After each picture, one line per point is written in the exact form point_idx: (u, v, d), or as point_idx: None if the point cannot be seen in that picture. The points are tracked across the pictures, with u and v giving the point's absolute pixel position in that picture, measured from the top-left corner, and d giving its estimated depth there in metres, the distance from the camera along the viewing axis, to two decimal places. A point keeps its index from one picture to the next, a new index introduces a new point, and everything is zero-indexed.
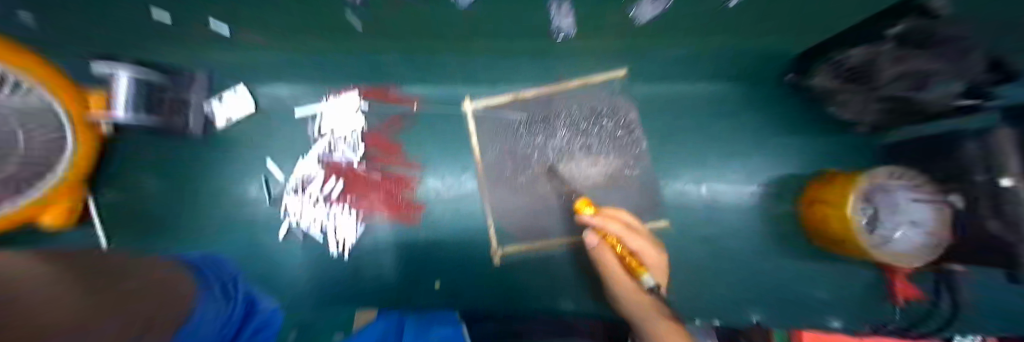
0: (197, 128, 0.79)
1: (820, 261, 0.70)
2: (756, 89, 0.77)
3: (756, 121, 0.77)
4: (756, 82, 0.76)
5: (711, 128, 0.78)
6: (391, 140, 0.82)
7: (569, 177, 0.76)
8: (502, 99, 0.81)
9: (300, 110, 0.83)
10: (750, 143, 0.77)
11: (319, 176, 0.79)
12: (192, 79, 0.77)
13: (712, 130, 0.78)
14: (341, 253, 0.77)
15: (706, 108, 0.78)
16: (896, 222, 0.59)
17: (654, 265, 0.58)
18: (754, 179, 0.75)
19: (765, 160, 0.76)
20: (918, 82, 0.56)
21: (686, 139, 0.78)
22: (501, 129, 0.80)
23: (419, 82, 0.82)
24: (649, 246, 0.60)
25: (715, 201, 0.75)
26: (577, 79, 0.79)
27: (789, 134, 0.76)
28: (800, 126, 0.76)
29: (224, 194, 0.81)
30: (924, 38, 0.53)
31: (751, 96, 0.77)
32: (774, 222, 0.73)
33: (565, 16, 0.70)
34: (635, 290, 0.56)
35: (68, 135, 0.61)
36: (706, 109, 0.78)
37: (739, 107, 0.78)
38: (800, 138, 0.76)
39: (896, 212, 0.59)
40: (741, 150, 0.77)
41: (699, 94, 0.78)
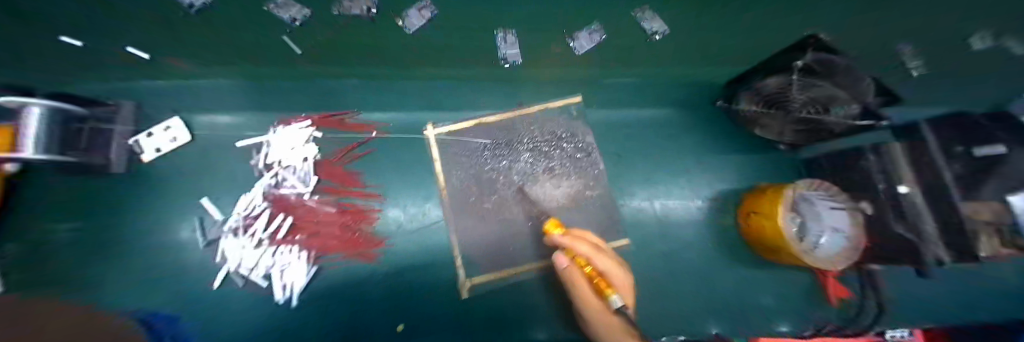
0: (118, 165, 0.70)
1: (766, 269, 0.75)
2: (694, 113, 0.86)
3: (698, 141, 0.85)
4: (693, 106, 0.85)
5: (660, 149, 0.84)
6: (346, 170, 0.78)
7: (535, 200, 0.77)
8: (465, 125, 0.81)
9: (243, 142, 0.77)
10: (694, 161, 0.84)
11: (263, 213, 0.72)
12: (117, 108, 0.71)
13: (661, 151, 0.84)
14: (289, 297, 0.69)
15: (654, 130, 0.85)
16: (819, 229, 0.68)
17: (621, 284, 0.57)
18: (702, 194, 0.81)
19: (709, 177, 0.83)
20: (825, 106, 0.66)
21: (639, 159, 0.83)
22: (464, 155, 0.80)
23: (378, 110, 0.81)
24: (616, 266, 0.60)
25: (669, 217, 0.79)
26: (536, 105, 0.83)
27: (727, 152, 0.85)
28: (735, 145, 0.85)
29: (142, 239, 0.70)
30: (822, 67, 0.65)
31: (691, 119, 0.86)
32: (723, 234, 0.78)
33: (511, 45, 0.74)
34: (602, 312, 0.55)
35: None
36: (654, 131, 0.85)
37: (682, 130, 0.85)
38: (736, 156, 0.84)
39: (817, 219, 0.68)
40: (688, 168, 0.84)
41: (646, 118, 0.85)
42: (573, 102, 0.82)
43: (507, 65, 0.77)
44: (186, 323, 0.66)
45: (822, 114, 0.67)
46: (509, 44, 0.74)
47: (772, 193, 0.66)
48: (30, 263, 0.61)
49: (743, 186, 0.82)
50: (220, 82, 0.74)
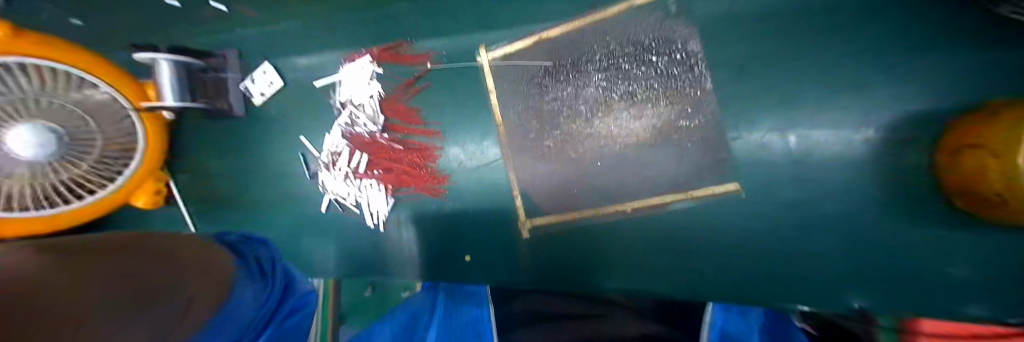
0: (239, 108, 0.84)
1: (976, 232, 0.50)
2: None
3: (899, 32, 0.51)
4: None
5: (818, 51, 0.55)
6: (409, 107, 0.76)
7: (606, 134, 0.63)
8: (522, 46, 0.67)
9: (321, 82, 0.81)
10: (882, 66, 0.52)
11: (345, 150, 0.77)
12: (224, 58, 0.82)
13: (819, 54, 0.55)
14: (377, 223, 0.79)
15: (812, 22, 0.54)
16: None
17: None
18: (879, 121, 0.53)
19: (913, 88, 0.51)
20: None
21: (775, 72, 0.56)
22: (521, 83, 0.68)
23: (429, 37, 0.72)
24: None
25: (811, 156, 0.57)
26: (616, 5, 0.61)
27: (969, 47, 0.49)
28: None
29: (269, 172, 0.87)
30: None
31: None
32: (907, 181, 0.52)
33: None
34: None
35: (140, 127, 0.70)
36: (814, 24, 0.55)
37: (875, 13, 0.52)
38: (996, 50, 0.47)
39: None
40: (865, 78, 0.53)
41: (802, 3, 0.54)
42: None
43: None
44: (312, 238, 0.84)
45: None
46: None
47: (1004, 111, 0.39)
48: (219, 185, 0.89)
49: None
50: (294, 25, 0.78)
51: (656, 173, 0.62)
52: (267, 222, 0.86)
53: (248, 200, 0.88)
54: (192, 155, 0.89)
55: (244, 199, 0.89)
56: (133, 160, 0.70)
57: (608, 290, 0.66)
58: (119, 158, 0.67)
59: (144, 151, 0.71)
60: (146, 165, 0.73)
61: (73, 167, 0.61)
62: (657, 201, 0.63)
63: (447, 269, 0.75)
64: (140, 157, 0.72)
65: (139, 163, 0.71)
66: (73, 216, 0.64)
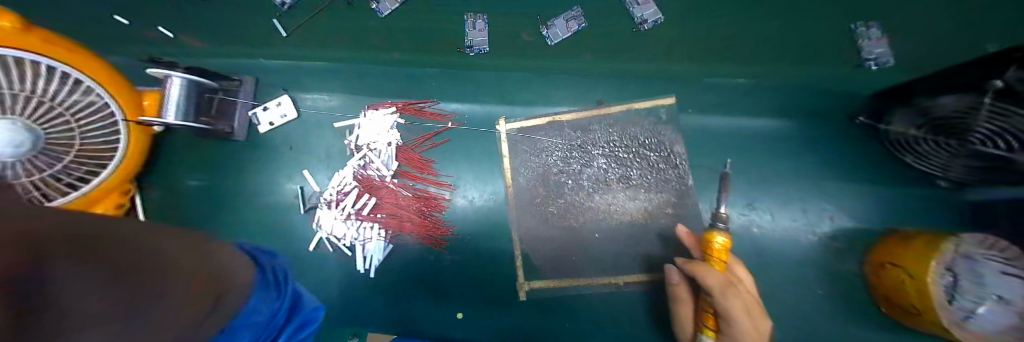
0: (240, 133, 0.79)
1: (885, 328, 0.62)
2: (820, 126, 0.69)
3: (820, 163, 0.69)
4: (827, 120, 0.69)
5: (766, 168, 0.71)
6: (422, 157, 0.80)
7: (604, 210, 0.71)
8: (538, 123, 0.77)
9: (340, 123, 0.82)
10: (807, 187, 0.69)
11: (352, 192, 0.77)
12: (240, 83, 0.78)
13: (766, 170, 0.71)
14: (368, 269, 0.75)
15: (763, 146, 0.71)
16: (978, 294, 0.50)
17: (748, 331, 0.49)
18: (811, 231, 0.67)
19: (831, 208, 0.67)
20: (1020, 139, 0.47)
21: (739, 179, 0.70)
22: (533, 153, 0.76)
23: (454, 100, 0.80)
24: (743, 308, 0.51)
25: (770, 251, 0.68)
26: (620, 105, 0.74)
27: (862, 183, 0.68)
28: (867, 173, 0.68)
29: (257, 200, 0.82)
30: None
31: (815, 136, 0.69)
32: (832, 280, 0.66)
33: (479, 31, 0.73)
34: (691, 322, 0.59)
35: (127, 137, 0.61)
36: (766, 147, 0.71)
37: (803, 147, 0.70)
38: (870, 184, 0.68)
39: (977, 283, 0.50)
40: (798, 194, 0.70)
41: (757, 130, 0.71)
42: (663, 104, 0.71)
43: (473, 54, 0.74)
44: None
45: (1010, 153, 0.49)
46: (477, 30, 0.73)
47: (917, 248, 0.52)
48: (194, 208, 0.82)
49: (877, 226, 0.66)
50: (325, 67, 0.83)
51: (646, 251, 0.69)
52: None
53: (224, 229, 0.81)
54: (170, 173, 0.82)
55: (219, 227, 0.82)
56: (113, 160, 0.60)
57: None
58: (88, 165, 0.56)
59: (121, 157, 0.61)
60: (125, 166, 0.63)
61: (33, 172, 0.51)
62: (647, 278, 0.69)
63: (435, 324, 0.73)
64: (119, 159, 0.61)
65: (119, 162, 0.61)
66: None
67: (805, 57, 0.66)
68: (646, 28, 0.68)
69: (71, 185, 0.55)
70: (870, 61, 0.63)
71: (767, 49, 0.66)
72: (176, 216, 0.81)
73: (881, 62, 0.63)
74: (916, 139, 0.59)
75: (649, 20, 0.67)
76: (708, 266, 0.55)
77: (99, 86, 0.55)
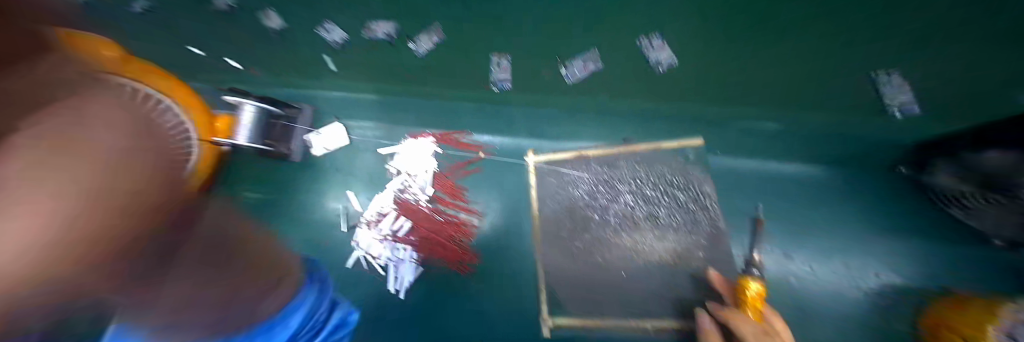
0: (297, 154, 0.86)
1: None
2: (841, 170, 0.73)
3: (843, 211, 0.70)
4: (848, 166, 0.72)
5: (792, 213, 0.71)
6: (456, 184, 0.85)
7: (631, 246, 0.72)
8: (566, 156, 0.81)
9: (385, 149, 0.90)
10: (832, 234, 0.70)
11: (391, 214, 0.83)
12: (298, 110, 0.86)
13: (793, 215, 0.71)
14: (398, 289, 0.75)
15: (787, 191, 0.73)
16: None
17: None
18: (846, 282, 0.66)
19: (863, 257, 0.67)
20: None
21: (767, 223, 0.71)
22: (560, 186, 0.80)
23: (488, 133, 0.87)
24: None
25: (811, 302, 0.64)
26: (647, 144, 0.77)
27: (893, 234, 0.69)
28: (896, 225, 0.69)
29: (301, 215, 0.87)
30: None
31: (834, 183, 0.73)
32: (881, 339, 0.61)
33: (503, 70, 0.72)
34: None
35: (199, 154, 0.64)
36: (790, 194, 0.73)
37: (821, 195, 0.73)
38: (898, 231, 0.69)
39: None
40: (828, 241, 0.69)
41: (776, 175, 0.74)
42: (691, 145, 0.75)
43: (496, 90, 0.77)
44: None
45: None
46: (501, 69, 0.72)
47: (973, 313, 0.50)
48: None
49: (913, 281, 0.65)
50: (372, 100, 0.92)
51: (680, 293, 0.67)
52: None
53: None
54: None
55: None
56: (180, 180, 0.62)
57: None
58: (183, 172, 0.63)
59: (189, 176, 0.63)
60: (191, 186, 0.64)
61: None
62: (687, 324, 0.64)
63: None
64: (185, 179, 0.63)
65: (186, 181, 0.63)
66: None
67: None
68: (660, 70, 0.63)
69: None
70: (893, 107, 0.60)
71: (793, 96, 0.69)
72: None
73: (905, 108, 0.59)
74: (965, 191, 0.59)
75: (664, 63, 0.61)
76: (743, 314, 0.53)
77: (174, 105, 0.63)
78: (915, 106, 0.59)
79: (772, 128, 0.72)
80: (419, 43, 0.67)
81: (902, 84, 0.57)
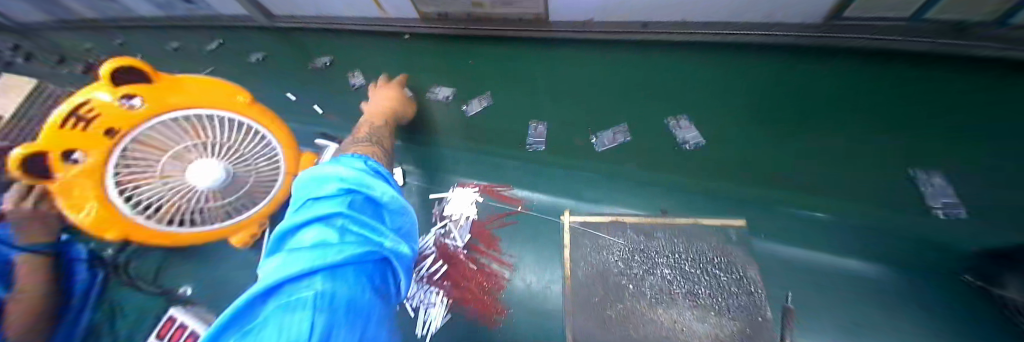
0: None
1: None
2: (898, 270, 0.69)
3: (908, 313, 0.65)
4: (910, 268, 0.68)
5: (846, 309, 0.67)
6: (492, 234, 0.90)
7: (669, 325, 0.67)
8: (602, 221, 0.83)
9: (436, 193, 0.97)
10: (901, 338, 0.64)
11: (430, 256, 0.88)
12: None
13: (847, 311, 0.67)
14: (423, 335, 0.78)
15: (838, 283, 0.70)
16: None
17: None
18: None
19: None
20: None
21: (815, 315, 0.67)
22: (594, 249, 0.80)
23: (528, 189, 0.93)
24: None
25: None
26: (684, 218, 0.79)
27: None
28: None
29: None
30: None
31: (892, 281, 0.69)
32: None
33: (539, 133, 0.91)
34: None
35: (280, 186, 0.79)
36: (839, 285, 0.70)
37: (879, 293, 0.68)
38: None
39: None
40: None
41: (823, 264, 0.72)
42: (734, 225, 0.75)
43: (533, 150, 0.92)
44: None
45: None
46: (539, 132, 0.91)
47: None
48: None
49: None
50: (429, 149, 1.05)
51: None
52: None
53: None
54: None
55: None
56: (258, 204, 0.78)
57: None
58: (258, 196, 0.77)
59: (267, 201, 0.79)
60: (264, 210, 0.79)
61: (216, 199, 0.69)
62: None
63: None
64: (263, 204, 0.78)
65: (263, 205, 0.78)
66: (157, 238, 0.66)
67: (879, 200, 0.70)
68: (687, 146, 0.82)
69: (230, 213, 0.74)
70: (939, 209, 0.64)
71: (831, 185, 0.73)
72: None
73: (952, 213, 0.64)
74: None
75: (691, 141, 0.80)
76: None
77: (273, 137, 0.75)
78: (960, 208, 0.63)
79: (815, 215, 0.74)
80: (472, 106, 0.95)
81: (946, 188, 0.65)
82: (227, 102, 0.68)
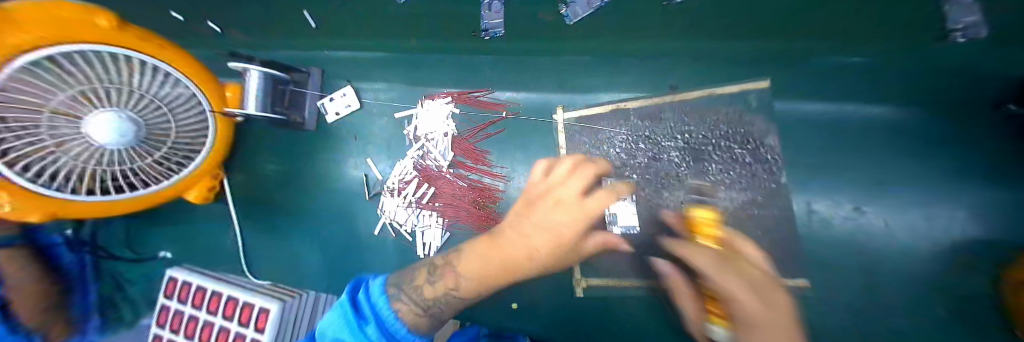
0: (310, 123, 0.84)
1: None
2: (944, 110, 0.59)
3: (932, 152, 0.59)
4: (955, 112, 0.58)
5: (868, 163, 0.62)
6: (478, 148, 0.79)
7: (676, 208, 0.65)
8: (600, 111, 0.72)
9: (400, 112, 0.84)
10: (918, 179, 0.59)
11: (412, 181, 0.79)
12: (308, 75, 0.81)
13: (868, 166, 0.62)
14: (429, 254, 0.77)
15: (869, 134, 0.61)
16: None
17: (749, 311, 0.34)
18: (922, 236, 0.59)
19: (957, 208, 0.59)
20: None
21: (831, 173, 0.63)
22: (594, 144, 0.72)
23: (510, 88, 0.78)
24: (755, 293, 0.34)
25: (874, 256, 0.60)
26: (697, 91, 0.67)
27: None
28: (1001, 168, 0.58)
29: (333, 184, 0.86)
30: None
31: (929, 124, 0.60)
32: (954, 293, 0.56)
33: (495, 13, 0.68)
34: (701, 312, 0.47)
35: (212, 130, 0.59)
36: (868, 136, 0.61)
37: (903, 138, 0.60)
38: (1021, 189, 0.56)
39: None
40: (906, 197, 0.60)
41: (859, 119, 0.62)
42: (755, 88, 0.64)
43: (488, 37, 0.73)
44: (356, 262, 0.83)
45: None
46: (494, 12, 0.68)
47: None
48: (264, 192, 0.87)
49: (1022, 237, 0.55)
50: (379, 56, 0.82)
51: None
52: (310, 239, 0.85)
53: (296, 212, 0.87)
54: (249, 157, 0.88)
55: (294, 210, 0.87)
56: (199, 154, 0.58)
57: None
58: (183, 150, 0.55)
59: (209, 150, 0.60)
60: (208, 162, 0.61)
61: (138, 158, 0.49)
62: None
63: (490, 315, 0.72)
64: (205, 152, 0.60)
65: (205, 155, 0.60)
66: (81, 212, 0.50)
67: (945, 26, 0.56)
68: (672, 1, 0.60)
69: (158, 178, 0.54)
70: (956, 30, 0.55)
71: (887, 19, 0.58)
72: (249, 199, 0.87)
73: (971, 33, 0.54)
74: None
75: None
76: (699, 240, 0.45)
77: (185, 77, 0.51)
78: (985, 28, 0.53)
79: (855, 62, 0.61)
80: None
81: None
82: (82, 24, 0.40)
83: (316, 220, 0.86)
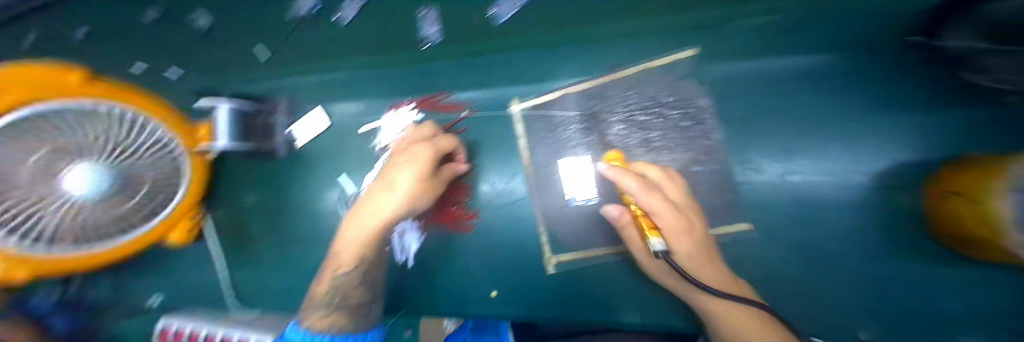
0: (283, 149, 0.87)
1: (956, 266, 0.56)
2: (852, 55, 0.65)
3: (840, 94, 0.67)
4: (863, 54, 0.63)
5: (788, 113, 0.69)
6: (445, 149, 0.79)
7: None
8: (550, 98, 0.76)
9: (363, 127, 0.88)
10: (828, 122, 0.68)
11: None
12: (274, 105, 0.81)
13: (789, 115, 0.69)
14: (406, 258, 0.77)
15: (783, 88, 0.69)
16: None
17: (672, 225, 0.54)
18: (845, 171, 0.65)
19: (876, 140, 0.65)
20: None
21: (759, 125, 0.70)
22: (549, 130, 0.77)
23: (466, 88, 0.83)
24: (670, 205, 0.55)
25: (806, 195, 0.66)
26: (633, 66, 0.70)
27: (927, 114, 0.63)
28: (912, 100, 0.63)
29: (313, 204, 0.90)
30: None
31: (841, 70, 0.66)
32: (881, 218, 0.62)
33: (432, 24, 0.72)
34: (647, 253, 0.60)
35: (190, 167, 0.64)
36: (784, 89, 0.69)
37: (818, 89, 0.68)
38: (924, 113, 0.62)
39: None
40: (822, 136, 0.68)
41: (776, 73, 0.68)
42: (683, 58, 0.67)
43: (428, 46, 0.75)
44: None
45: None
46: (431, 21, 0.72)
47: (983, 172, 0.45)
48: (246, 221, 0.90)
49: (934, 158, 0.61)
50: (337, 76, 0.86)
51: None
52: (295, 260, 0.88)
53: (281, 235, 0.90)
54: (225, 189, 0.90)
55: (277, 234, 0.91)
56: (180, 189, 0.64)
57: (629, 326, 0.66)
58: (164, 193, 0.60)
59: (188, 186, 0.65)
60: (191, 194, 0.66)
61: (120, 206, 0.52)
62: None
63: (474, 303, 0.76)
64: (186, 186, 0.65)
65: (187, 188, 0.65)
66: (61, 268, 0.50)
67: None
68: None
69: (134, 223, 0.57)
70: None
71: None
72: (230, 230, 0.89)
73: None
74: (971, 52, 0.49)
75: None
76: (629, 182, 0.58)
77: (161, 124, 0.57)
78: None
79: None
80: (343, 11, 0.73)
81: None
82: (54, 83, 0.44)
83: (300, 240, 0.89)
